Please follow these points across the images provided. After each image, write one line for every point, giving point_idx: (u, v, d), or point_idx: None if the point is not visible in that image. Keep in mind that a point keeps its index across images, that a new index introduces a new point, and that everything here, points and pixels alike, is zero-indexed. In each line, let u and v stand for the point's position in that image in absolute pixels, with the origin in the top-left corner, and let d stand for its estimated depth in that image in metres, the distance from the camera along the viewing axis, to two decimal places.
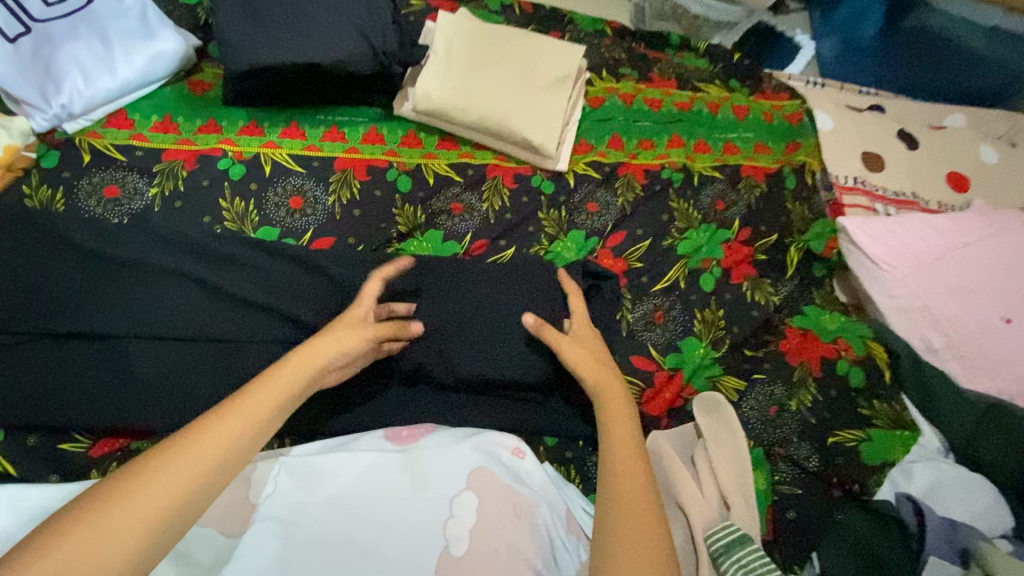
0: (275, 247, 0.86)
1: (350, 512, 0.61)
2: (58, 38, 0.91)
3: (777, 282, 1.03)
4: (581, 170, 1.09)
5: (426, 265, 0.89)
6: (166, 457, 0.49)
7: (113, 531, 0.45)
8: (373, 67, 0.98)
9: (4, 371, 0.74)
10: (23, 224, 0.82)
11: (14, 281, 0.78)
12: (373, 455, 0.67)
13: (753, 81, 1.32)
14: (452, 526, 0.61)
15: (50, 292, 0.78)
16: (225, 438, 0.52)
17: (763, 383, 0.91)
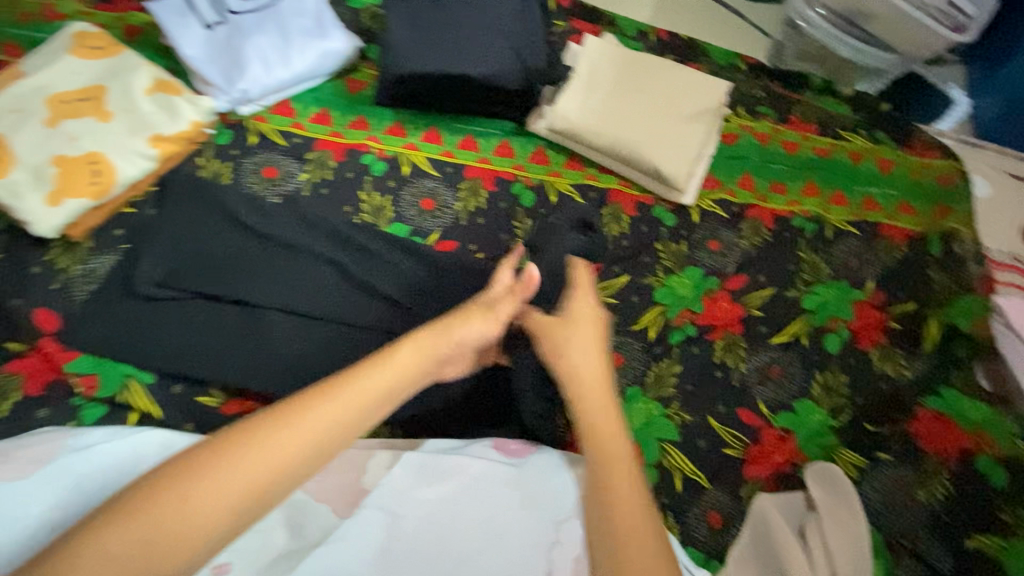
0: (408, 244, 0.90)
1: (460, 518, 0.67)
2: (249, 31, 1.01)
3: (910, 356, 0.95)
4: (707, 207, 1.06)
5: (542, 283, 0.89)
6: (268, 435, 0.51)
7: (206, 498, 0.47)
8: (520, 83, 1.00)
9: (164, 322, 0.82)
10: (196, 192, 0.90)
11: (183, 243, 0.87)
12: (483, 466, 0.70)
13: (903, 133, 1.23)
14: (556, 551, 0.65)
15: (211, 258, 0.86)
16: (324, 424, 0.53)
17: (888, 466, 0.85)
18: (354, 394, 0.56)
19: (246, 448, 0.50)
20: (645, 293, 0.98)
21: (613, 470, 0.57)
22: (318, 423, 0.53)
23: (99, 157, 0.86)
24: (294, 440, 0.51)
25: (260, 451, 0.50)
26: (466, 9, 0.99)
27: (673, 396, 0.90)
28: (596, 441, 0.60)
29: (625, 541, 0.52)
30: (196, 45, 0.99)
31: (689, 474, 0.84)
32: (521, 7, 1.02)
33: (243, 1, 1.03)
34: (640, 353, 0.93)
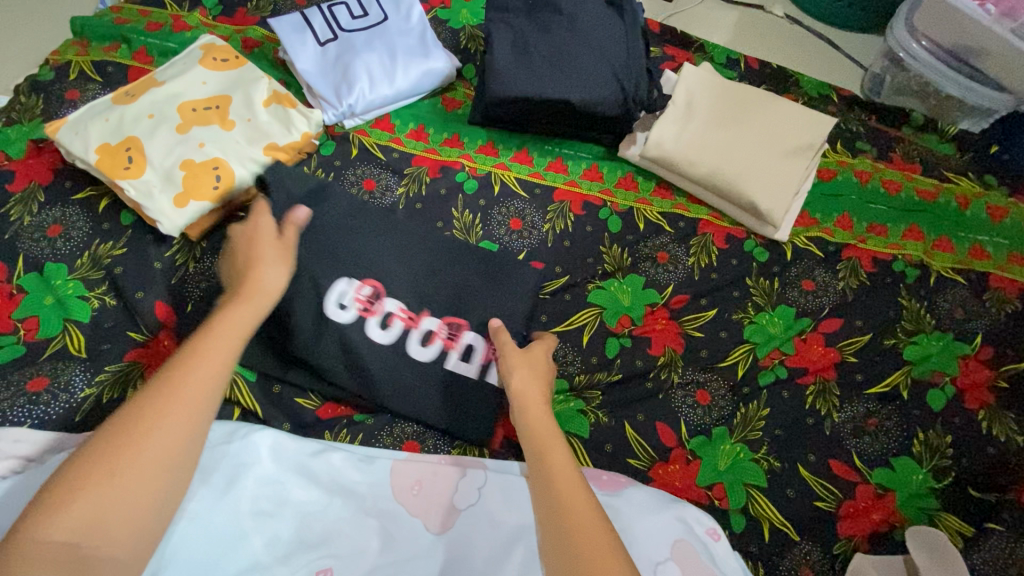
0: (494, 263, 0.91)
1: None
2: (358, 48, 1.05)
3: (1023, 420, 0.88)
4: (801, 245, 1.02)
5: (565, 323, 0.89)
6: (170, 405, 0.54)
7: (149, 466, 0.51)
8: (617, 110, 1.01)
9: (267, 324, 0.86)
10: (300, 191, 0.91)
11: None
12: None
13: (1014, 179, 1.15)
14: None
15: None
16: (201, 389, 0.56)
17: (1000, 537, 0.79)
18: (207, 351, 0.59)
19: (165, 414, 0.53)
20: (732, 329, 0.95)
21: (561, 480, 0.56)
22: (205, 376, 0.57)
23: (221, 163, 0.91)
24: (181, 407, 0.54)
25: (161, 425, 0.53)
26: (568, 34, 1.00)
27: (761, 439, 0.87)
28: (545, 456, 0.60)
29: (579, 538, 0.51)
30: (309, 60, 1.04)
31: (777, 524, 0.81)
32: (622, 34, 1.03)
33: (354, 19, 1.07)
34: (727, 392, 0.90)
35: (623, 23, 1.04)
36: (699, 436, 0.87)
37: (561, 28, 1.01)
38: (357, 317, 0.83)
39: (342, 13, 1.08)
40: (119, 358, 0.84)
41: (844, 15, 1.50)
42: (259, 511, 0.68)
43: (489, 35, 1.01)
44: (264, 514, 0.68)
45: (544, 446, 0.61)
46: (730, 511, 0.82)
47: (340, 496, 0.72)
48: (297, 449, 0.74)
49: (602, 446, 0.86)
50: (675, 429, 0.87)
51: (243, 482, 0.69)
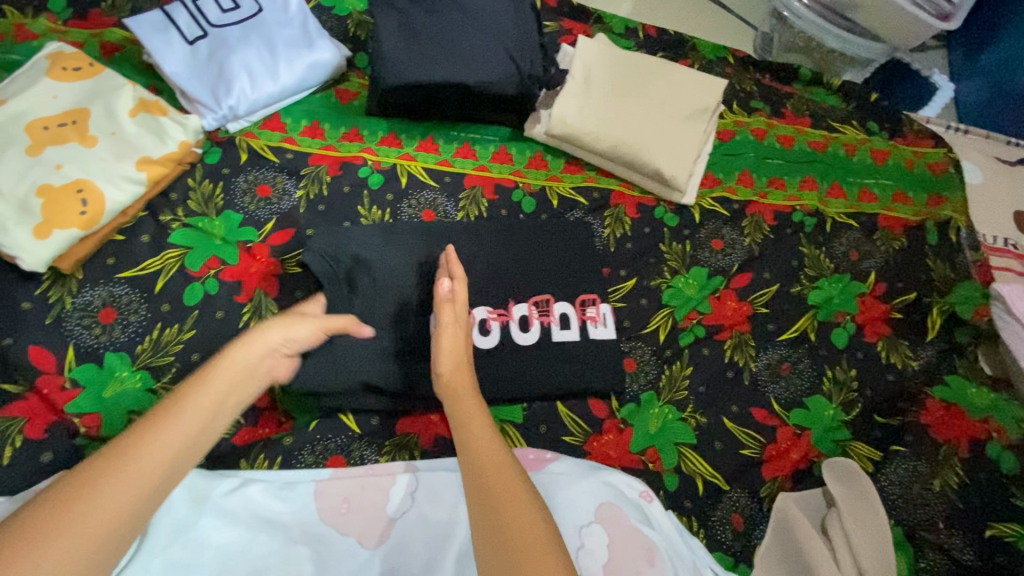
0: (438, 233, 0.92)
1: None
2: (232, 44, 0.97)
3: (915, 346, 0.96)
4: (707, 206, 1.06)
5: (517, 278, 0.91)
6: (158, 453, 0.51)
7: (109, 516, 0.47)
8: (517, 89, 0.99)
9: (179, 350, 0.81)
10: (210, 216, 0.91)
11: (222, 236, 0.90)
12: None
13: (893, 123, 1.23)
14: (582, 557, 0.66)
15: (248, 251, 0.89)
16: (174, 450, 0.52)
17: (904, 457, 0.85)
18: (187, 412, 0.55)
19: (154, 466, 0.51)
20: (651, 295, 0.97)
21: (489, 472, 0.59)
22: (174, 441, 0.52)
23: (86, 184, 0.82)
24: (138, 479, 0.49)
25: (116, 496, 0.48)
26: (456, 13, 0.97)
27: (687, 399, 0.90)
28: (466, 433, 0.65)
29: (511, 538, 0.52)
30: (178, 62, 0.95)
31: (708, 476, 0.84)
32: (512, 10, 1.00)
33: (223, 12, 0.99)
34: (651, 357, 0.93)
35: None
36: (629, 404, 0.89)
37: (449, 8, 0.97)
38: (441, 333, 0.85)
39: (209, 5, 0.99)
40: None
41: None
42: (173, 564, 0.63)
43: (373, 19, 0.95)
44: (179, 567, 0.63)
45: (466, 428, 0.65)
46: (663, 472, 0.84)
47: (265, 528, 0.67)
48: (211, 488, 0.69)
49: (537, 429, 0.86)
50: (607, 401, 0.88)
51: (154, 534, 0.64)
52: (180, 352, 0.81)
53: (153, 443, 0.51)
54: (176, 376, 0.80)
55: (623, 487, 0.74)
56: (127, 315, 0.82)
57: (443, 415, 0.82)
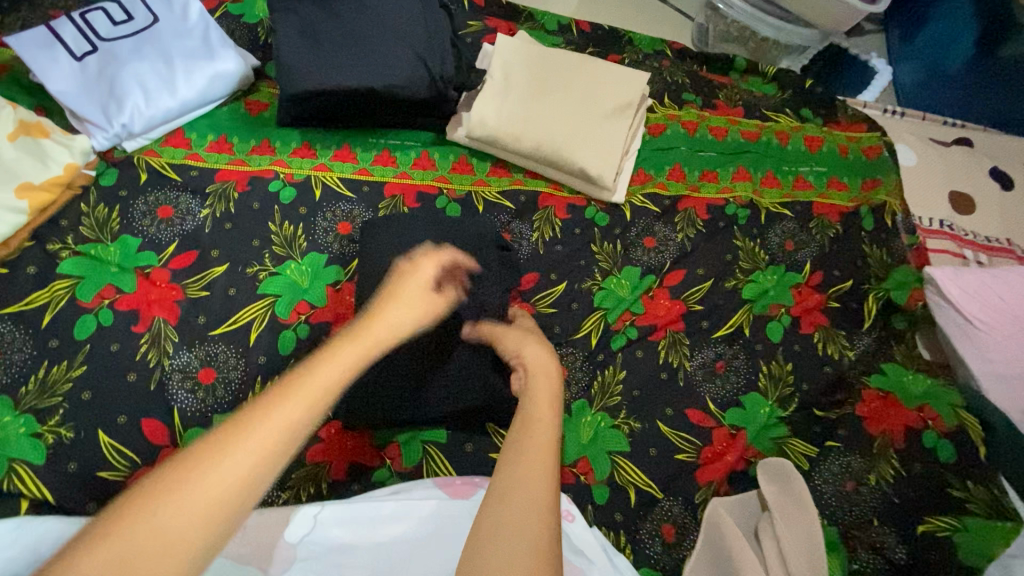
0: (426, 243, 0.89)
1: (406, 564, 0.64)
2: (123, 58, 0.91)
3: (853, 335, 0.94)
4: (639, 203, 1.03)
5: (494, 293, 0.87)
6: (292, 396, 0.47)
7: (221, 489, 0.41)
8: (429, 92, 0.95)
9: (69, 389, 0.76)
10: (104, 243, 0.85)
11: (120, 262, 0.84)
12: (432, 504, 0.69)
13: (827, 109, 1.22)
14: None
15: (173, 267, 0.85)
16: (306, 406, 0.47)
17: (839, 453, 0.83)
18: (318, 378, 0.49)
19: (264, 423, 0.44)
20: (582, 299, 0.94)
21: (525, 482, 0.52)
22: (318, 387, 0.48)
23: None
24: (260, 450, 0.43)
25: (247, 452, 0.43)
26: (362, 16, 0.93)
27: (620, 404, 0.86)
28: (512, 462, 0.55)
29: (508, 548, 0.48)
30: (64, 78, 0.89)
31: (641, 486, 0.81)
32: (422, 11, 0.97)
33: (114, 25, 0.94)
34: (582, 363, 0.89)
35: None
36: (560, 414, 0.85)
37: (355, 11, 0.93)
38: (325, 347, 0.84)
39: (100, 19, 0.93)
40: None
41: None
42: None
43: (273, 25, 0.91)
44: None
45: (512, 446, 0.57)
46: (594, 485, 0.80)
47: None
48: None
49: (462, 447, 0.81)
50: None
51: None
52: (70, 391, 0.76)
53: (302, 382, 0.48)
54: (64, 418, 0.74)
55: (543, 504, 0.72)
56: (10, 354, 0.76)
57: (361, 442, 0.79)
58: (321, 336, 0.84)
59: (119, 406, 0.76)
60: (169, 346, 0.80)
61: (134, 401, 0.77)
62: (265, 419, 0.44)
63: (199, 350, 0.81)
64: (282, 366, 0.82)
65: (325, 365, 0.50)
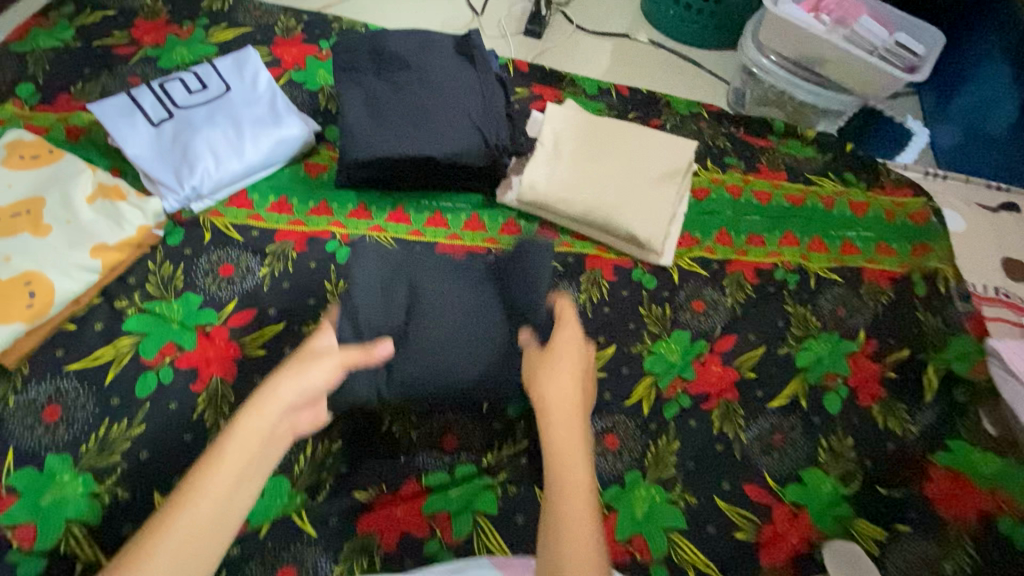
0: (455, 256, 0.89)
1: None
2: (197, 124, 0.96)
3: (914, 408, 0.91)
4: (686, 266, 1.03)
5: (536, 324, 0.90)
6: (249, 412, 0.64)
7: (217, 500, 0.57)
8: (484, 160, 0.98)
9: (128, 449, 0.76)
10: (168, 301, 0.87)
11: (181, 319, 0.86)
12: None
13: (870, 173, 1.22)
14: None
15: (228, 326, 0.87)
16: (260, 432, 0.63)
17: (909, 538, 0.79)
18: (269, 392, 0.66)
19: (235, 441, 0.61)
20: (633, 363, 0.93)
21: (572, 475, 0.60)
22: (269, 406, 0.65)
23: (35, 276, 0.79)
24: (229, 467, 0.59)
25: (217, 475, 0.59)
26: (424, 88, 0.98)
27: (675, 477, 0.84)
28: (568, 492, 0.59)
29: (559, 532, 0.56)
30: (142, 144, 0.94)
31: (700, 567, 0.77)
32: (477, 82, 1.01)
33: (190, 95, 1.00)
34: (635, 431, 0.87)
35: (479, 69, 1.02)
36: (613, 487, 0.82)
37: (416, 83, 0.98)
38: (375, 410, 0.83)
39: (177, 89, 1.00)
40: None
41: (697, 36, 1.58)
42: None
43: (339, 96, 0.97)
44: None
45: (563, 477, 0.60)
46: (651, 564, 0.77)
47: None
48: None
49: (514, 518, 0.78)
50: None
51: None
52: (128, 450, 0.76)
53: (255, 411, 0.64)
54: (121, 478, 0.74)
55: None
56: (73, 411, 0.77)
57: (410, 511, 0.77)
58: None
59: (174, 467, 0.76)
60: (224, 406, 0.81)
61: (189, 462, 0.77)
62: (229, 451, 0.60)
63: None
64: (332, 427, 0.81)
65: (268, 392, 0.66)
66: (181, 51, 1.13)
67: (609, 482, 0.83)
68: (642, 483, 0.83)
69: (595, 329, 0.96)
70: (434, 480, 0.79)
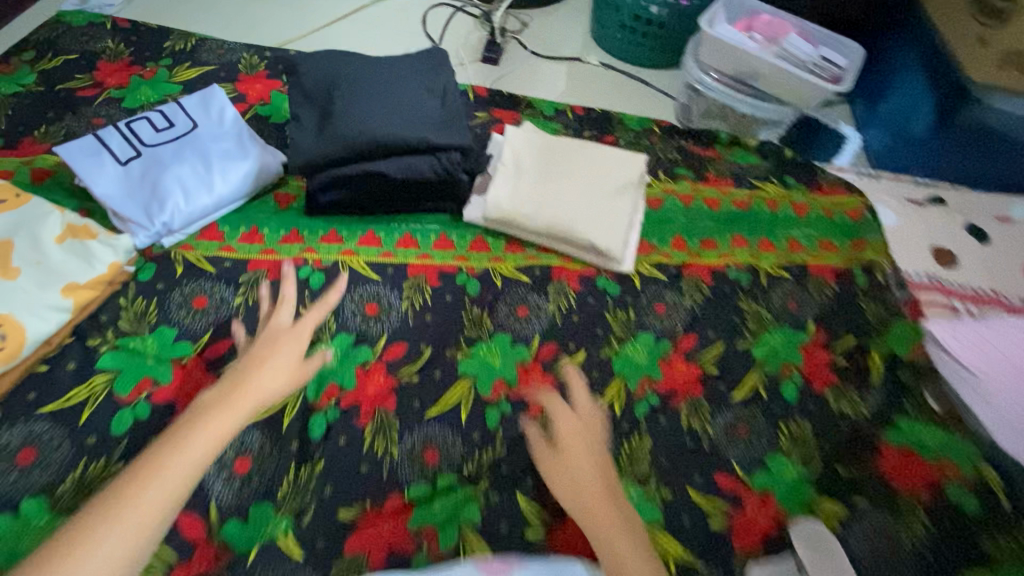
0: (389, 90, 1.01)
1: None
2: (166, 160, 0.98)
3: (863, 390, 0.97)
4: (646, 271, 1.09)
5: (491, 301, 1.02)
6: (176, 451, 0.70)
7: (159, 491, 0.66)
8: (434, 171, 1.01)
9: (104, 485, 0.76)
10: (142, 335, 0.88)
11: (156, 353, 0.87)
12: None
13: (808, 175, 1.32)
14: None
15: (204, 357, 0.88)
16: (213, 434, 0.73)
17: (868, 514, 0.82)
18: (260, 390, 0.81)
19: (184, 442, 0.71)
20: (603, 368, 0.97)
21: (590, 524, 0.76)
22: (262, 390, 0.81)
23: (7, 319, 0.79)
24: (170, 479, 0.67)
25: (164, 477, 0.67)
26: (377, 99, 0.99)
27: (649, 472, 0.87)
28: (585, 519, 0.77)
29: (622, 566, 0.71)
30: (109, 182, 0.95)
31: (680, 557, 0.79)
32: (425, 89, 1.03)
33: (157, 132, 1.02)
34: (608, 431, 0.91)
35: (431, 83, 1.05)
36: None
37: (370, 99, 0.99)
38: (355, 428, 0.85)
39: (144, 127, 1.02)
40: None
41: (644, 56, 1.69)
42: None
43: (296, 115, 1.00)
44: None
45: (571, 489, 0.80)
46: None
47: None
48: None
49: (498, 525, 0.80)
50: None
51: None
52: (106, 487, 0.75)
53: (214, 415, 0.75)
54: None
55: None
56: (47, 453, 0.76)
57: (396, 526, 0.77)
58: (350, 419, 0.86)
59: None
60: None
61: None
62: (199, 423, 0.73)
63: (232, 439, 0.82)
64: (310, 451, 0.83)
65: (229, 402, 0.77)
66: (146, 90, 1.15)
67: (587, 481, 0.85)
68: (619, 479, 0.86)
69: (563, 335, 1.00)
70: (416, 493, 0.81)
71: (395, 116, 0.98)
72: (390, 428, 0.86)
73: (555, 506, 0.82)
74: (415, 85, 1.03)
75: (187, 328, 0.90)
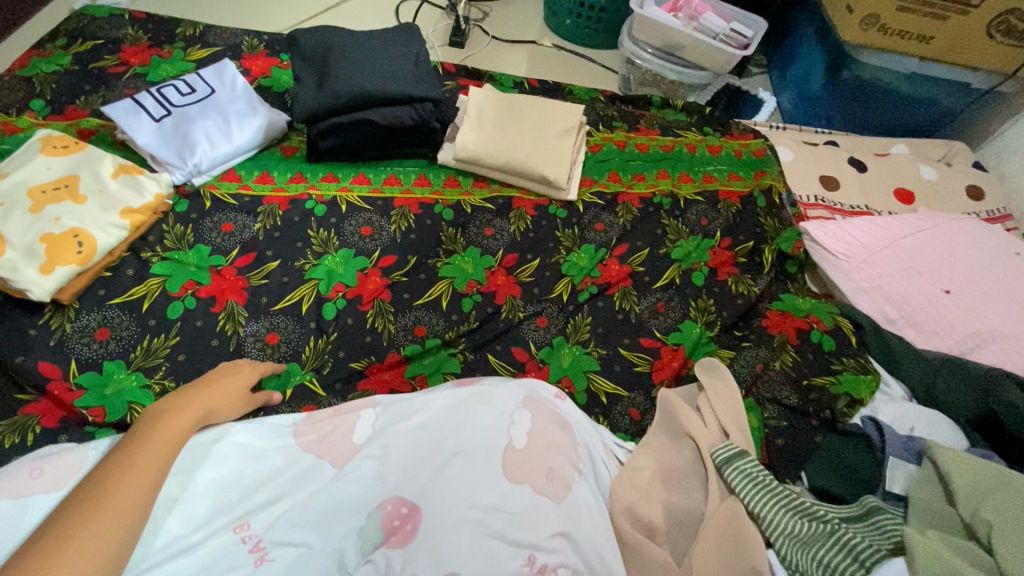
0: (372, 57, 1.26)
1: (436, 432, 0.85)
2: (192, 117, 1.21)
3: (755, 277, 1.25)
4: (588, 199, 1.35)
5: (463, 223, 1.27)
6: (149, 434, 0.74)
7: (144, 459, 0.71)
8: (411, 117, 1.25)
9: (169, 353, 0.99)
10: (183, 250, 1.11)
11: (196, 262, 1.09)
12: (448, 396, 0.91)
13: (722, 126, 1.60)
14: (515, 430, 0.85)
15: (235, 266, 1.11)
16: (174, 428, 0.77)
17: (750, 349, 1.11)
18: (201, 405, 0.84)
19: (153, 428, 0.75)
20: (555, 270, 1.22)
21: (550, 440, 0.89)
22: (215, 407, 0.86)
23: (81, 231, 1.01)
24: (157, 445, 0.73)
25: (144, 453, 0.71)
26: (362, 65, 1.24)
27: (590, 338, 1.13)
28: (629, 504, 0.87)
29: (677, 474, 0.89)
30: (147, 135, 1.18)
31: (610, 390, 1.07)
32: (401, 57, 1.29)
33: (182, 96, 1.24)
34: (558, 312, 1.16)
35: (406, 51, 1.30)
36: (545, 348, 1.11)
37: (357, 65, 1.24)
38: (359, 314, 1.09)
39: (171, 92, 1.24)
40: (13, 414, 0.89)
41: (590, 37, 1.96)
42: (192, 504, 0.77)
43: (298, 78, 1.24)
44: (193, 514, 0.76)
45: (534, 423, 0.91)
46: (576, 393, 1.05)
47: (194, 492, 0.78)
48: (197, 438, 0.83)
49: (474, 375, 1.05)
50: (526, 348, 1.10)
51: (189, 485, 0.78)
52: (169, 354, 0.98)
53: (182, 407, 0.81)
54: (167, 373, 0.96)
55: (519, 431, 0.85)
56: (120, 331, 0.99)
57: (395, 374, 1.03)
58: (356, 307, 1.10)
59: (208, 363, 0.99)
60: (241, 319, 1.05)
61: (218, 358, 1.00)
62: (161, 416, 0.77)
63: (263, 321, 1.05)
64: (326, 329, 1.07)
65: (176, 411, 0.80)
66: (166, 67, 1.38)
67: (542, 346, 1.11)
68: (566, 343, 1.12)
69: (522, 247, 1.25)
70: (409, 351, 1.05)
71: (377, 75, 1.23)
72: (388, 312, 1.10)
73: (517, 362, 1.08)
74: (391, 54, 1.28)
75: (219, 245, 1.13)
